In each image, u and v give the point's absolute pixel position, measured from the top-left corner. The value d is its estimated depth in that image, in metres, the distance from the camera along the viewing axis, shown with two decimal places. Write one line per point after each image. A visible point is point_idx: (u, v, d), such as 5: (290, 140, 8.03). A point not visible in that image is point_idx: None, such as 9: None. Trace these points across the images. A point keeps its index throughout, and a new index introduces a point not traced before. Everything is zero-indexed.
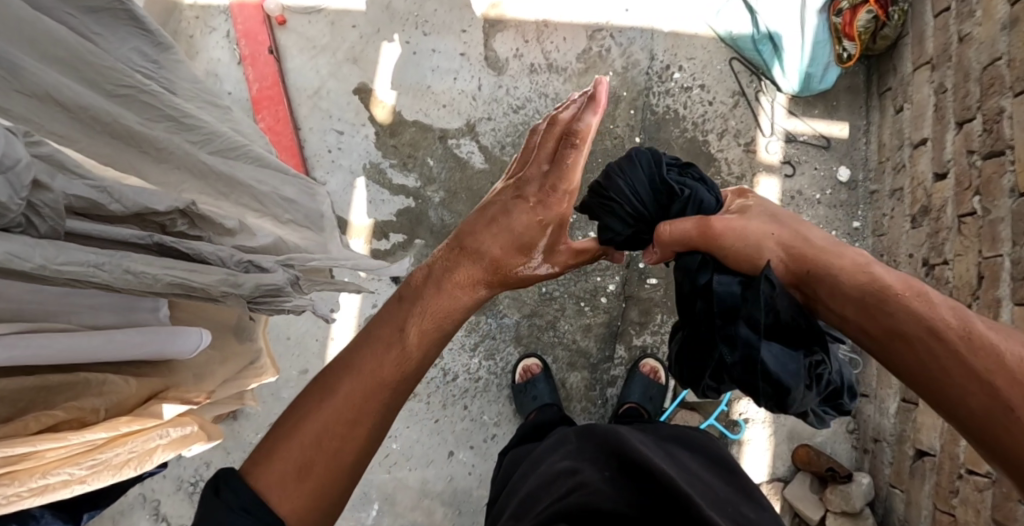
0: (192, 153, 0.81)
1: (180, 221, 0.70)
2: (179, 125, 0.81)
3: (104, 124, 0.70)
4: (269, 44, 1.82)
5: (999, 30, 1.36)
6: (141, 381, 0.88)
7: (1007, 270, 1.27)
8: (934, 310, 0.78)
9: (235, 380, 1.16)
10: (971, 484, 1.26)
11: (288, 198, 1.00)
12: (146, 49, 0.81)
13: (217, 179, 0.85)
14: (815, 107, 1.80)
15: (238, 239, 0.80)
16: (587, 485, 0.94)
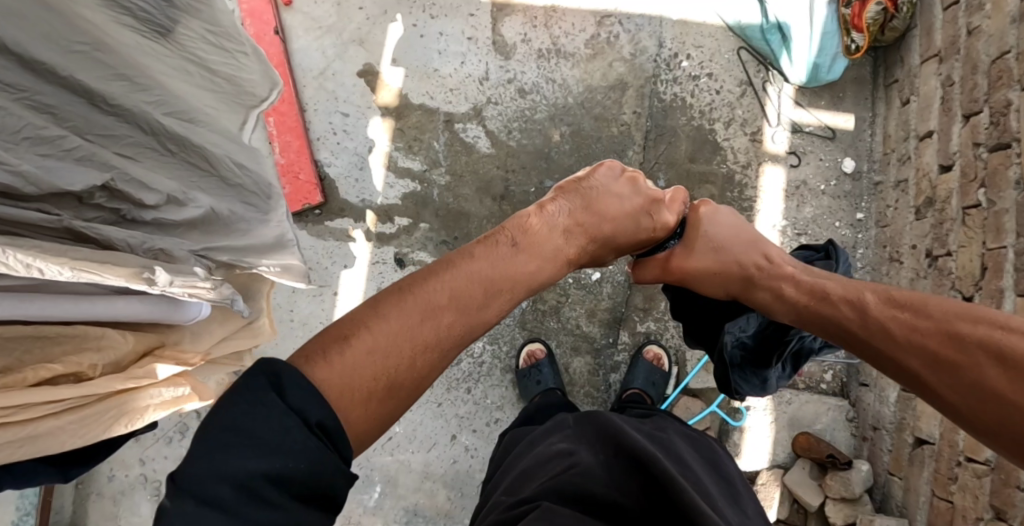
0: (149, 113, 0.84)
1: (100, 194, 0.79)
2: (139, 87, 0.84)
3: (60, 79, 0.74)
4: (274, 24, 1.81)
5: (1008, 23, 1.37)
6: (138, 339, 0.94)
7: (1011, 261, 1.30)
8: (847, 313, 0.92)
9: (232, 340, 1.15)
10: (970, 471, 1.29)
11: (242, 166, 1.02)
12: None
13: (169, 139, 0.88)
14: (821, 98, 1.80)
15: (165, 209, 0.88)
16: (581, 466, 0.93)
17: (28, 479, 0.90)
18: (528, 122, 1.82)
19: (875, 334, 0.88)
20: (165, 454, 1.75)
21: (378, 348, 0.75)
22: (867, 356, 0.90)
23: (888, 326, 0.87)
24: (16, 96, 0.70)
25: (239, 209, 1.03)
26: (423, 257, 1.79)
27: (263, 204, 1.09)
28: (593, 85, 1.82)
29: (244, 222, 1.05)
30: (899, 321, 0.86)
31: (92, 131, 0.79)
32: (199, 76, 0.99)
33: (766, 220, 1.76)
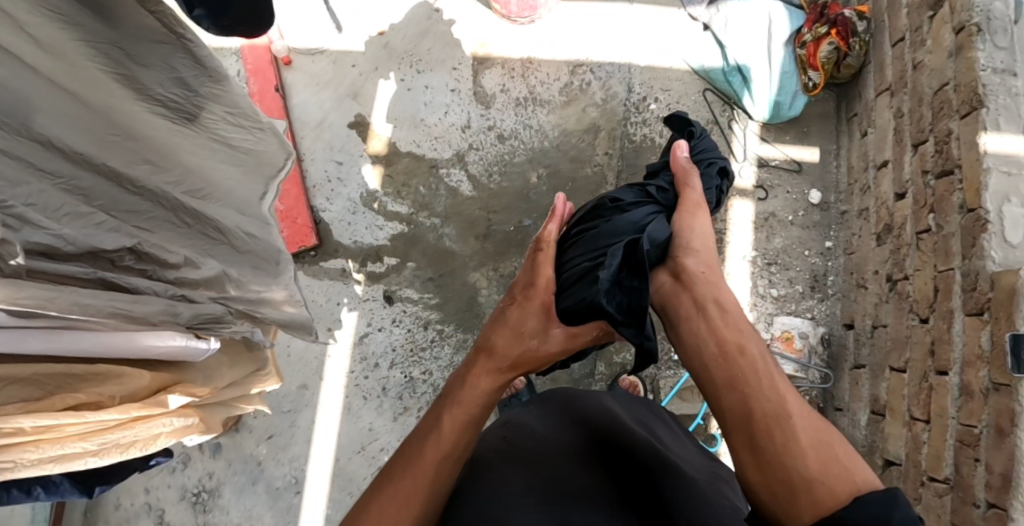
0: (169, 191, 0.94)
1: (128, 258, 0.86)
2: (154, 168, 0.92)
3: (92, 165, 0.82)
4: (274, 81, 2.03)
5: (947, 57, 1.46)
6: (155, 376, 1.00)
7: (959, 282, 1.34)
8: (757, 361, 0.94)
9: (240, 384, 1.26)
10: (933, 491, 1.32)
11: (251, 235, 1.13)
12: (187, 80, 0.97)
13: (185, 212, 0.98)
14: (787, 133, 1.88)
15: (183, 271, 0.95)
16: (534, 452, 0.98)
17: (54, 494, 1.01)
18: (507, 166, 1.94)
19: (771, 388, 0.89)
20: (168, 483, 1.87)
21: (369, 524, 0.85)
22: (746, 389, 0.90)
23: (787, 389, 0.89)
24: (56, 182, 0.78)
25: (249, 273, 1.15)
26: (410, 294, 1.91)
27: (270, 267, 1.21)
28: (568, 130, 1.94)
29: (258, 284, 1.17)
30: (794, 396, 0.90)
31: (118, 210, 0.87)
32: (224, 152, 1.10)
33: (736, 252, 1.82)
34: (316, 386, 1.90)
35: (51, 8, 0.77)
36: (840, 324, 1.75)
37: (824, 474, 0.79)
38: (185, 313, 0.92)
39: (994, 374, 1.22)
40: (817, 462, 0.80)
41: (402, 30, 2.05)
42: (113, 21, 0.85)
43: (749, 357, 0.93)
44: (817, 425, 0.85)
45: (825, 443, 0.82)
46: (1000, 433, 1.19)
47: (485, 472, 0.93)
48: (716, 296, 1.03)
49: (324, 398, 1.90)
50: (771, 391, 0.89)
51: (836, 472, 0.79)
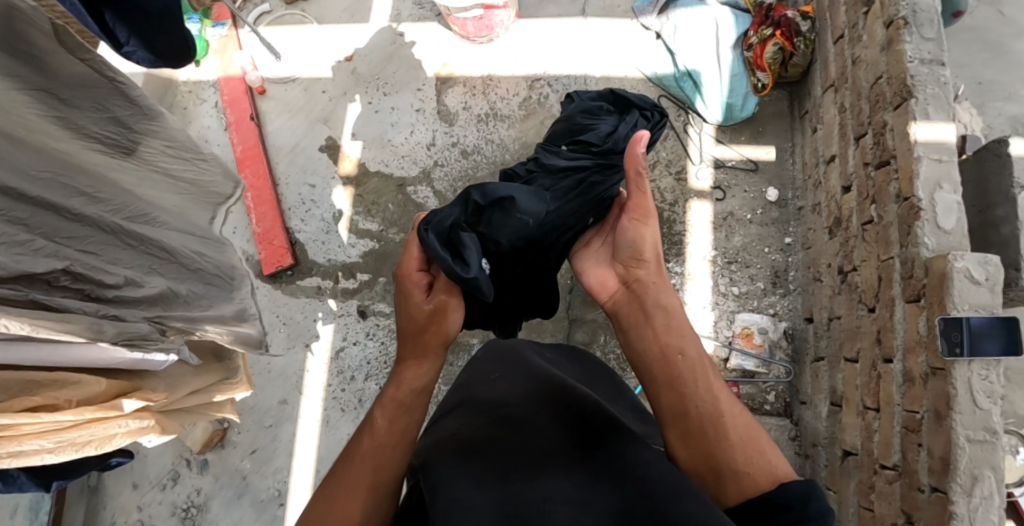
0: (105, 218, 1.01)
1: (63, 278, 0.91)
2: (91, 199, 0.99)
3: (30, 197, 0.88)
4: (250, 110, 2.12)
5: (879, 52, 1.49)
6: (111, 383, 1.05)
7: (898, 270, 1.36)
8: (696, 357, 0.94)
9: (207, 391, 1.33)
10: (884, 478, 1.33)
11: (201, 255, 1.23)
12: (120, 119, 1.09)
13: (127, 235, 1.05)
14: (741, 134, 1.91)
15: (124, 291, 1.01)
16: (476, 424, 0.95)
17: (14, 486, 1.08)
18: (471, 180, 2.00)
19: (705, 384, 0.90)
20: (159, 500, 1.94)
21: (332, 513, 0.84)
22: (686, 384, 0.91)
23: (719, 386, 0.91)
24: None
25: (200, 289, 1.22)
26: (382, 308, 1.97)
27: (226, 288, 1.31)
28: (528, 142, 2.00)
29: (209, 300, 1.25)
30: (725, 390, 0.91)
31: (58, 235, 0.92)
32: (163, 180, 1.20)
33: (696, 252, 1.84)
34: (296, 400, 1.96)
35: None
36: (801, 318, 1.77)
37: (749, 465, 0.82)
38: (110, 332, 0.95)
39: (931, 359, 1.24)
40: (743, 454, 0.83)
41: (368, 56, 2.14)
42: (44, 71, 0.95)
43: (690, 357, 0.94)
44: (744, 423, 0.87)
45: (752, 439, 0.85)
46: (938, 416, 1.20)
47: (431, 449, 0.91)
48: (660, 301, 1.01)
49: (304, 411, 1.96)
50: (704, 387, 0.90)
51: (760, 466, 0.82)
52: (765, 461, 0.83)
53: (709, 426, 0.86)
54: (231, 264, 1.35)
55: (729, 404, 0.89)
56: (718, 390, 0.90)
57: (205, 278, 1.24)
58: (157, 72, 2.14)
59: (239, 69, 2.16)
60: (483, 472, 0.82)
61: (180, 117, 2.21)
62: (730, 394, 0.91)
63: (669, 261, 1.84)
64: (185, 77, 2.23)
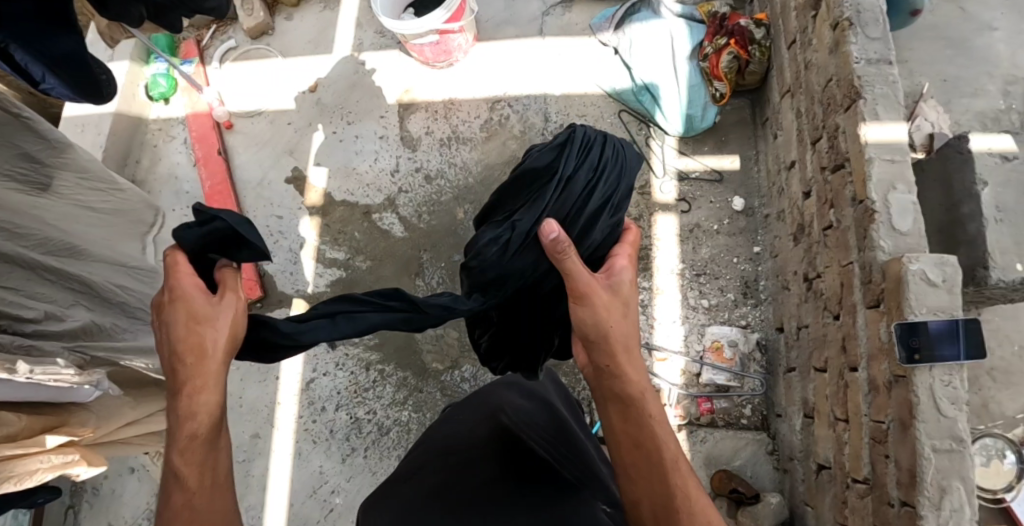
0: (25, 255, 1.10)
1: None
2: (10, 234, 1.08)
3: None
4: (217, 146, 2.14)
5: (828, 54, 1.47)
6: (34, 418, 1.07)
7: (858, 275, 1.32)
8: (647, 420, 0.90)
9: (146, 422, 1.36)
10: (856, 493, 1.27)
11: (122, 285, 1.32)
12: (33, 155, 1.14)
13: (46, 270, 1.15)
14: (704, 144, 1.89)
15: (42, 324, 1.11)
16: (441, 463, 1.05)
17: None
18: (436, 204, 1.99)
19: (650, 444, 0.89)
20: None
21: None
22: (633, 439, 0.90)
23: (666, 453, 0.89)
24: None
25: (124, 322, 1.31)
26: None
27: (151, 318, 1.39)
28: (491, 163, 1.99)
29: (137, 332, 1.34)
30: (671, 452, 0.89)
31: None
32: (83, 215, 1.28)
33: (664, 266, 1.81)
34: (268, 434, 1.92)
35: None
36: (772, 328, 1.73)
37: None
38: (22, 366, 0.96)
39: (893, 366, 1.19)
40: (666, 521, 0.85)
41: (331, 86, 2.15)
42: None
43: (645, 415, 0.90)
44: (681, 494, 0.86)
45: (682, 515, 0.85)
46: (903, 426, 1.15)
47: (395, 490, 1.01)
48: (615, 387, 0.91)
49: (276, 446, 1.92)
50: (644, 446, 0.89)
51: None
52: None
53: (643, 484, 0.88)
54: (159, 296, 1.42)
55: (670, 473, 0.87)
56: (660, 459, 0.88)
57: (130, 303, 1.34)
58: (125, 112, 2.16)
59: (206, 105, 2.18)
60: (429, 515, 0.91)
61: (150, 155, 2.23)
62: (673, 463, 0.88)
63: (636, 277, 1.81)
64: (155, 115, 2.25)
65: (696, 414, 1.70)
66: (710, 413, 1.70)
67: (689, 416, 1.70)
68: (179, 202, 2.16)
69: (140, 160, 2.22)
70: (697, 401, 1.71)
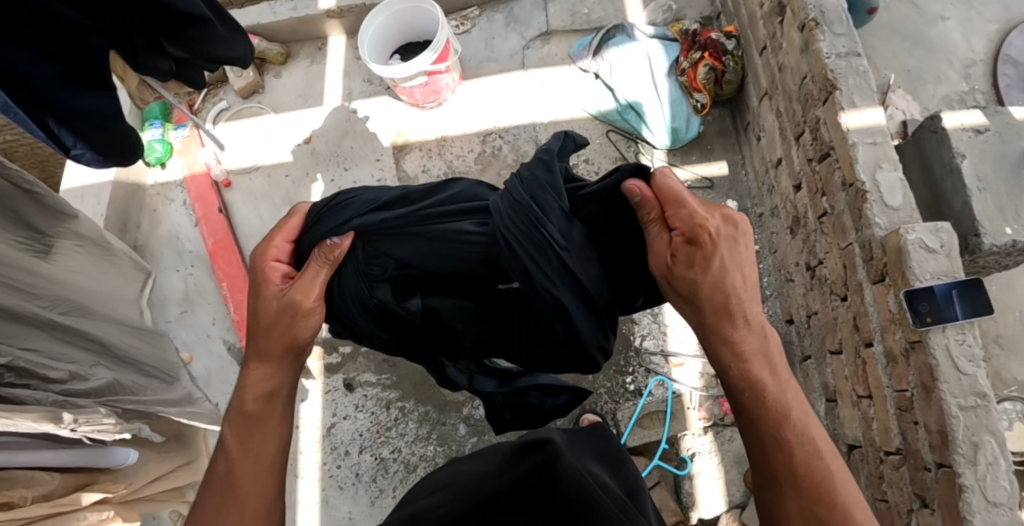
0: (44, 315, 1.11)
1: (4, 372, 1.00)
2: (24, 295, 1.09)
3: None
4: (217, 203, 2.17)
5: (800, 54, 1.57)
6: (64, 477, 1.06)
7: (859, 255, 1.38)
8: (751, 348, 0.89)
9: (167, 478, 1.35)
10: (890, 465, 1.29)
11: (131, 344, 1.32)
12: (35, 224, 1.17)
13: (63, 330, 1.14)
14: (692, 154, 1.97)
15: (68, 384, 1.09)
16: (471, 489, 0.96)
17: None
18: None
19: (758, 376, 0.90)
20: None
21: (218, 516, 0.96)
22: (744, 378, 0.90)
23: (770, 382, 0.90)
24: None
25: (141, 379, 1.31)
26: (368, 377, 1.94)
27: (166, 377, 1.39)
28: None
29: (156, 391, 1.33)
30: (773, 380, 0.90)
31: None
32: (87, 282, 1.28)
33: None
34: (292, 485, 1.89)
35: None
36: (782, 321, 1.77)
37: (796, 464, 0.87)
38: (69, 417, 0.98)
39: (907, 333, 1.23)
40: (796, 452, 0.87)
41: (324, 136, 2.21)
42: None
43: (748, 352, 0.89)
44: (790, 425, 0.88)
45: (798, 440, 0.88)
46: (926, 390, 1.19)
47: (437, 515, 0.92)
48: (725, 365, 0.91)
49: (302, 497, 1.88)
50: (758, 375, 0.90)
51: (813, 456, 0.87)
52: (816, 450, 0.88)
53: (762, 421, 0.89)
54: (167, 359, 1.42)
55: (782, 405, 0.89)
56: (770, 386, 0.90)
57: (144, 359, 1.33)
58: (123, 179, 2.19)
59: (204, 165, 2.23)
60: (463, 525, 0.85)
61: (149, 219, 2.26)
62: (776, 381, 0.90)
63: None
64: (153, 180, 2.29)
65: (719, 414, 1.71)
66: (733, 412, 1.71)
67: (713, 417, 1.71)
68: (183, 262, 2.18)
69: (140, 224, 2.25)
70: (718, 402, 1.72)
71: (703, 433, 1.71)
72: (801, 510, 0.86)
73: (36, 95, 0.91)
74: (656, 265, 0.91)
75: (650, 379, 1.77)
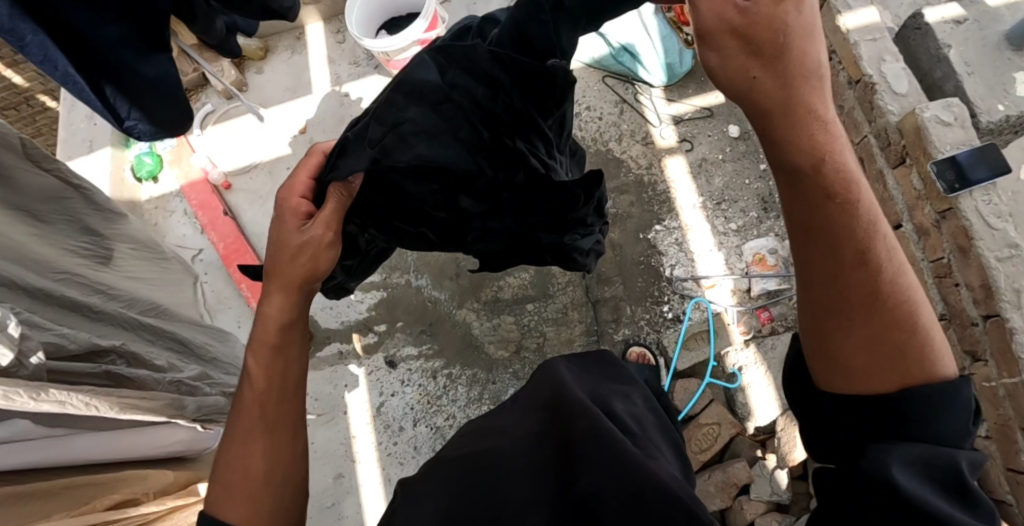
0: (127, 314, 1.14)
1: (119, 361, 1.03)
2: (106, 296, 1.19)
3: (56, 298, 1.02)
4: (222, 207, 2.12)
5: None
6: (176, 474, 1.14)
7: (876, 145, 1.46)
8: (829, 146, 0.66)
9: None
10: None
11: (205, 342, 1.38)
12: (95, 226, 1.25)
13: (148, 329, 1.19)
14: (688, 87, 2.04)
15: (169, 373, 1.14)
16: (485, 430, 0.88)
17: None
18: None
19: (842, 180, 0.67)
20: None
21: (228, 481, 0.88)
22: (818, 193, 0.66)
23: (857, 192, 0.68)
24: (48, 332, 0.91)
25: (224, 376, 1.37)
26: (409, 351, 1.95)
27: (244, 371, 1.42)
28: None
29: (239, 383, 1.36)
30: (858, 186, 0.68)
31: (93, 333, 1.06)
32: (143, 286, 1.34)
33: (686, 204, 1.92)
34: (352, 470, 1.89)
35: (24, 213, 1.09)
36: None
37: (877, 298, 0.68)
38: (189, 405, 1.12)
39: (936, 205, 1.32)
40: (878, 287, 0.68)
41: (321, 124, 2.19)
42: (19, 189, 1.07)
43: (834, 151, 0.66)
44: (874, 248, 0.69)
45: (886, 270, 0.69)
46: (962, 252, 1.28)
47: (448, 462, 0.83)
48: (796, 157, 0.65)
49: (363, 479, 1.88)
50: (839, 187, 0.66)
51: (903, 298, 0.69)
52: (908, 288, 0.70)
53: (845, 243, 0.68)
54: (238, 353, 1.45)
55: (866, 224, 0.68)
56: (850, 201, 0.67)
57: (211, 353, 1.36)
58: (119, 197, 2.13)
59: (200, 170, 2.17)
60: (480, 484, 0.76)
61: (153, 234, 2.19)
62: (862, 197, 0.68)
63: (664, 219, 1.91)
64: (148, 195, 2.22)
65: (757, 325, 1.79)
66: (770, 322, 1.80)
67: (752, 329, 1.80)
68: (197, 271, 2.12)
69: None
70: (755, 314, 1.80)
71: (746, 346, 1.77)
72: (871, 344, 0.69)
73: (104, 65, 0.93)
74: (711, 24, 0.60)
75: (687, 304, 1.84)
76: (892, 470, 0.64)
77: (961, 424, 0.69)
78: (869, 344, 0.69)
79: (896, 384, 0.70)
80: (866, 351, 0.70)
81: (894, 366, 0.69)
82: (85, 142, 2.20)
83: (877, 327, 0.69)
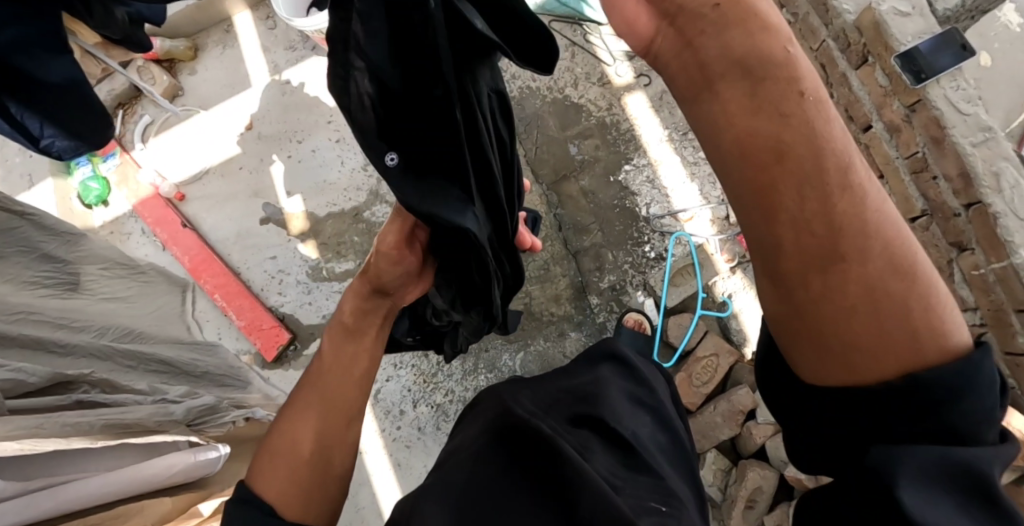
0: (97, 343, 1.08)
1: (93, 389, 0.99)
2: (70, 329, 1.07)
3: (14, 339, 0.96)
4: (180, 220, 2.03)
5: None
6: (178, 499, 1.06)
7: (836, 48, 1.41)
8: (798, 92, 0.58)
9: None
10: (919, 229, 1.36)
11: (193, 356, 1.28)
12: (52, 255, 1.18)
13: (124, 355, 1.13)
14: None
15: (157, 393, 1.09)
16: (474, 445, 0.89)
17: None
18: None
19: (818, 141, 0.58)
20: None
21: (279, 467, 0.87)
22: (789, 149, 0.57)
23: (841, 152, 0.59)
24: (6, 369, 0.87)
25: (218, 390, 1.29)
26: None
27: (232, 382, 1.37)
28: None
29: (233, 394, 1.32)
30: (840, 148, 0.59)
31: (64, 367, 1.00)
32: (119, 306, 1.28)
33: (652, 139, 1.88)
34: (361, 462, 1.85)
35: None
36: None
37: (871, 273, 0.59)
38: (179, 410, 1.07)
39: (903, 99, 1.29)
40: (871, 259, 0.59)
41: (267, 116, 2.10)
42: None
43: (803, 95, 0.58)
44: (865, 214, 0.59)
45: (880, 242, 0.59)
46: (936, 142, 1.25)
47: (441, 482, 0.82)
48: (739, 56, 0.58)
49: (374, 468, 1.85)
50: (808, 146, 0.57)
51: (901, 275, 0.59)
52: (910, 263, 0.60)
53: (829, 209, 0.58)
54: (231, 362, 1.39)
55: (856, 186, 0.59)
56: (832, 161, 0.58)
57: (197, 368, 1.28)
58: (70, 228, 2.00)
59: (150, 186, 2.07)
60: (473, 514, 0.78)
61: None
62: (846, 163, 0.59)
63: (632, 158, 1.87)
64: (99, 220, 2.10)
65: (741, 250, 1.78)
66: None
67: (736, 255, 1.79)
68: None
69: None
70: (737, 240, 1.79)
71: (733, 273, 1.78)
72: (859, 313, 0.59)
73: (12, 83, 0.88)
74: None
75: (668, 241, 1.81)
76: (904, 482, 0.57)
77: (981, 411, 0.60)
78: (866, 325, 0.60)
79: (896, 370, 0.60)
80: (869, 333, 0.60)
81: (894, 349, 0.60)
82: (25, 178, 2.10)
83: (877, 303, 0.59)
